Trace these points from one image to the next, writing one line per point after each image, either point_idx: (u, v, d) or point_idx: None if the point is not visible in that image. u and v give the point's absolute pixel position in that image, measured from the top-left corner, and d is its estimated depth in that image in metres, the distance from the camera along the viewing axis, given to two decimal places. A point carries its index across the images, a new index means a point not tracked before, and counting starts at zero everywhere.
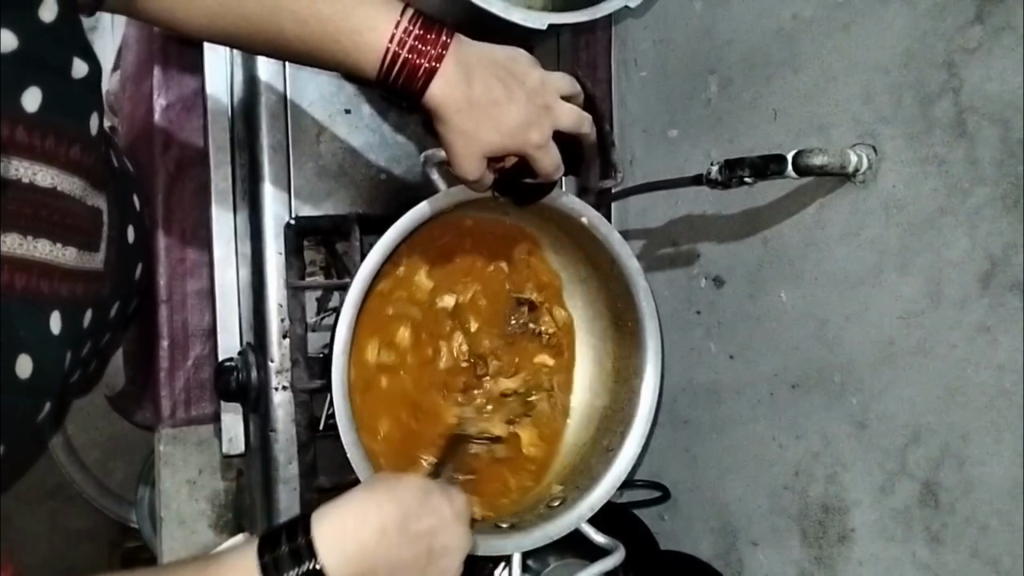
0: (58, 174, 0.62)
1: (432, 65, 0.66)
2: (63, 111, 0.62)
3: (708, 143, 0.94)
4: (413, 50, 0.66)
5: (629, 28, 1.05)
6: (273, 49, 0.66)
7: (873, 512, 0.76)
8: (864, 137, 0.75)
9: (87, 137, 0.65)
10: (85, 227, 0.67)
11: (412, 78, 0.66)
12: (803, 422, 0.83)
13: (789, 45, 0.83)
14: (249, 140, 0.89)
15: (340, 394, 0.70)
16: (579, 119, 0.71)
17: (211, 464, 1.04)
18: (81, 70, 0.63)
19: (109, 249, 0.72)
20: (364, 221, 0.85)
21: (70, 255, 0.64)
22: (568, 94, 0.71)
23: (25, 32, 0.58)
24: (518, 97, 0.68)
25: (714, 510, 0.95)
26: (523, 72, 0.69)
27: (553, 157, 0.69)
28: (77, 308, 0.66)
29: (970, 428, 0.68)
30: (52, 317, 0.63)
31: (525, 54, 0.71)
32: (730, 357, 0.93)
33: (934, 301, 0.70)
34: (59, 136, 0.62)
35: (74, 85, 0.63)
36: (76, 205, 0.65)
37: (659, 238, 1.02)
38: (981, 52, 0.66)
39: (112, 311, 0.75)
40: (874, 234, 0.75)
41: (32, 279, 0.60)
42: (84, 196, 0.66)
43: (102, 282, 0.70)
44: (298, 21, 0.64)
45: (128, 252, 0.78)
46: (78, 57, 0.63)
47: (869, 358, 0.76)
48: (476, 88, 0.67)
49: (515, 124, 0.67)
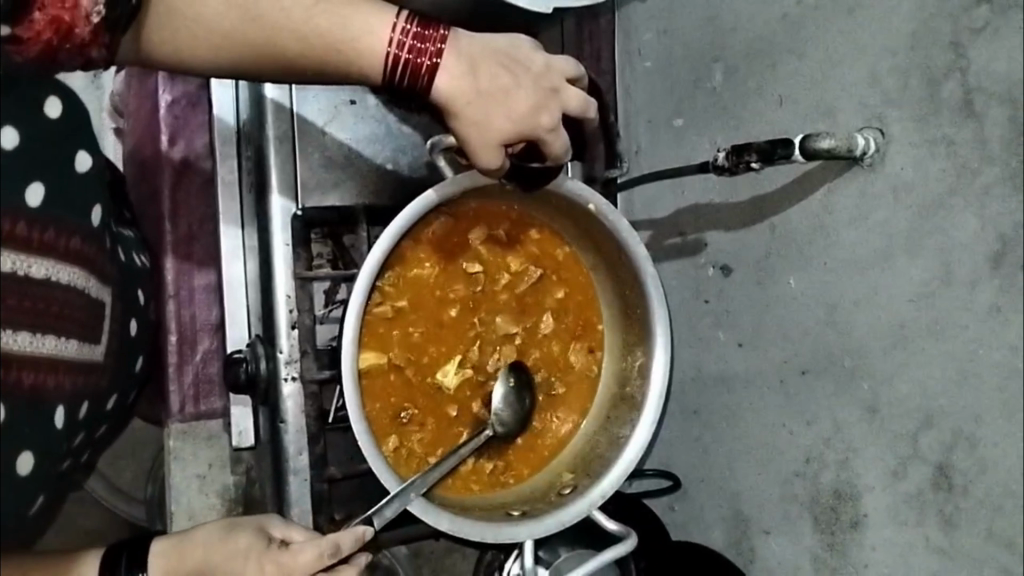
0: (62, 267, 0.63)
1: (433, 61, 0.65)
2: (66, 207, 0.63)
3: (714, 132, 0.94)
4: (413, 50, 0.65)
5: (633, 19, 1.04)
6: (274, 74, 0.67)
7: (886, 497, 0.76)
8: (871, 121, 0.75)
9: (87, 229, 0.66)
10: (84, 315, 0.67)
11: (415, 78, 0.66)
12: (813, 408, 0.83)
13: (794, 31, 0.82)
14: (255, 134, 0.89)
15: (349, 381, 0.70)
16: (586, 102, 0.70)
17: (221, 458, 1.02)
18: (82, 162, 0.66)
19: (111, 339, 0.73)
20: (370, 211, 0.86)
21: (70, 346, 0.65)
22: (573, 76, 0.71)
23: (23, 131, 0.60)
24: (524, 84, 0.67)
25: (725, 499, 0.95)
26: (527, 58, 0.68)
27: (563, 139, 0.69)
28: (76, 398, 0.68)
29: (983, 410, 0.67)
30: (56, 412, 0.65)
31: (526, 39, 0.70)
32: (739, 345, 0.92)
33: (945, 283, 0.69)
34: (60, 228, 0.63)
35: (77, 177, 0.65)
36: (77, 294, 0.65)
37: (666, 227, 1.02)
38: (988, 31, 0.66)
39: (108, 402, 0.76)
40: (883, 217, 0.75)
41: (38, 376, 0.62)
42: (88, 286, 0.67)
43: (101, 373, 0.71)
44: (297, 40, 0.63)
45: (130, 345, 0.79)
46: (81, 152, 0.66)
47: (879, 342, 0.75)
48: (481, 79, 0.66)
49: (524, 112, 0.67)
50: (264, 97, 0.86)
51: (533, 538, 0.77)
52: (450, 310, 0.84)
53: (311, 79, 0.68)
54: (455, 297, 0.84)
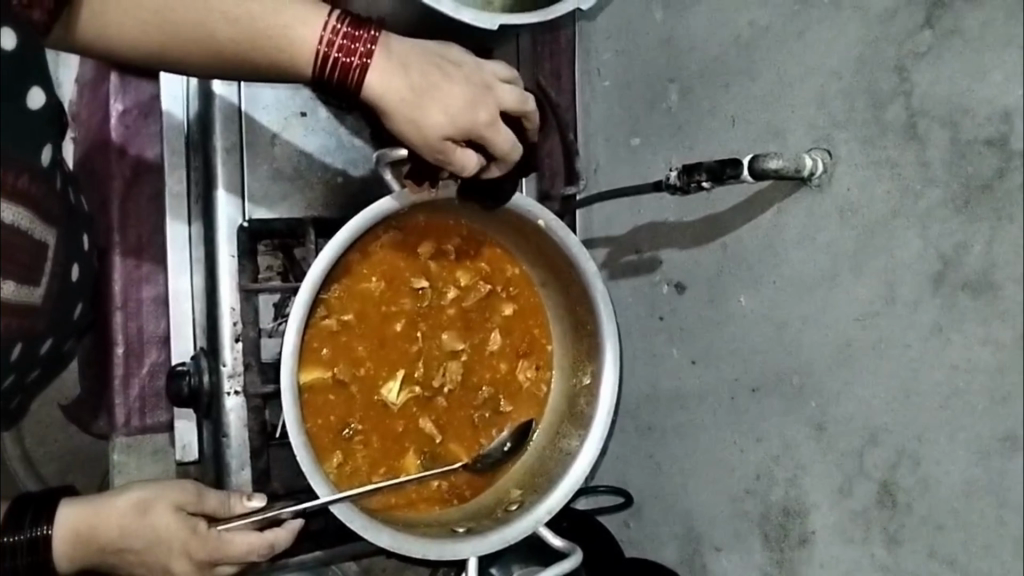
0: (6, 205, 0.58)
1: (364, 61, 0.66)
2: (12, 141, 0.59)
3: (669, 151, 0.95)
4: (343, 49, 0.66)
5: (592, 37, 1.05)
6: (212, 69, 0.67)
7: (833, 514, 0.76)
8: (819, 142, 0.76)
9: (36, 167, 0.62)
10: (28, 259, 0.62)
11: (346, 75, 0.67)
12: (763, 426, 0.83)
13: (747, 53, 0.83)
14: (203, 144, 0.89)
15: (290, 393, 0.70)
16: (522, 98, 0.72)
17: (167, 473, 1.01)
18: (36, 100, 0.61)
19: (51, 282, 0.67)
20: (319, 223, 0.86)
21: (8, 289, 0.60)
22: (507, 78, 0.72)
23: None
24: (457, 82, 0.68)
25: (678, 516, 0.95)
26: (458, 59, 0.70)
27: (506, 135, 0.70)
28: (9, 342, 0.62)
29: (925, 428, 0.68)
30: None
31: (457, 43, 0.72)
32: (692, 362, 0.93)
33: (888, 302, 0.70)
34: (4, 165, 0.58)
35: (28, 114, 0.60)
36: (20, 237, 0.61)
37: (623, 245, 1.03)
38: (930, 56, 0.67)
39: (45, 346, 0.67)
40: (830, 238, 0.75)
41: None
42: (33, 229, 0.62)
43: (38, 318, 0.65)
44: (229, 23, 0.64)
45: (71, 291, 0.71)
46: (35, 87, 0.60)
47: (826, 360, 0.76)
48: (413, 78, 0.67)
49: (460, 107, 0.68)
50: (212, 94, 0.86)
51: (477, 554, 0.77)
52: (397, 325, 0.84)
53: (250, 74, 0.68)
54: (402, 312, 0.84)
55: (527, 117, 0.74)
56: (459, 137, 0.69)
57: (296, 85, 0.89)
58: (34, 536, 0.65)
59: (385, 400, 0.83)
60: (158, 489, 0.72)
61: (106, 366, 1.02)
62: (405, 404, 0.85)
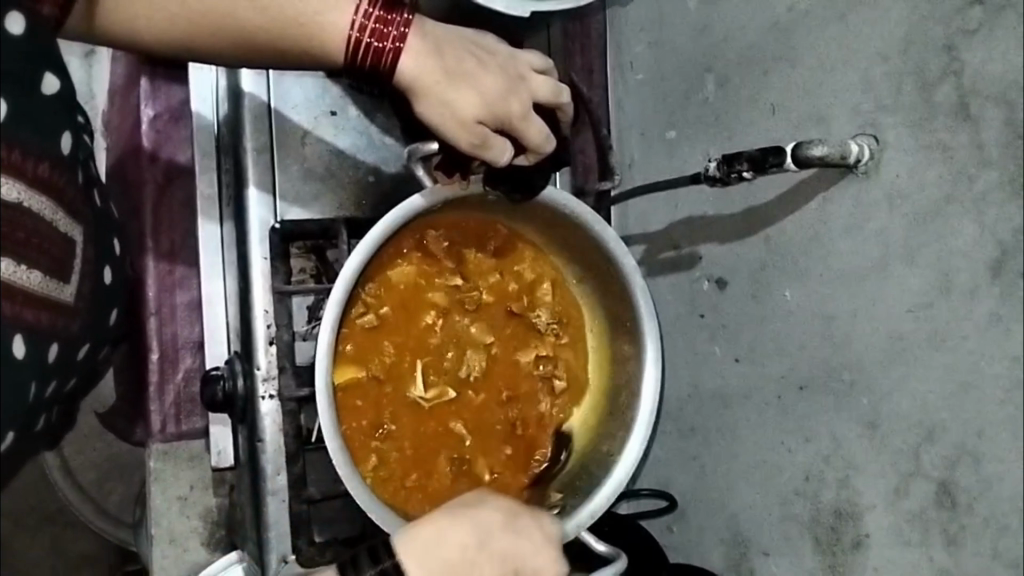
0: (31, 195, 0.58)
1: (397, 45, 0.65)
2: (31, 127, 0.57)
3: (707, 144, 0.92)
4: (376, 33, 0.64)
5: (623, 29, 1.03)
6: (243, 58, 0.66)
7: (888, 515, 0.73)
8: (865, 127, 0.73)
9: (58, 157, 0.60)
10: (58, 253, 0.61)
11: (379, 61, 0.65)
12: (811, 424, 0.80)
13: (786, 39, 0.81)
14: (233, 143, 0.88)
15: (323, 396, 0.70)
16: (556, 90, 0.70)
17: (203, 479, 1.01)
18: (50, 86, 0.59)
19: (82, 282, 0.66)
20: (352, 223, 0.85)
21: (35, 279, 0.59)
22: (540, 69, 0.71)
23: None
24: (492, 70, 0.67)
25: (724, 519, 0.92)
26: (492, 48, 0.68)
27: (539, 127, 0.68)
28: (42, 338, 0.60)
29: (986, 424, 0.64)
30: (12, 342, 0.57)
31: (490, 33, 0.70)
32: (735, 360, 0.90)
33: (943, 292, 0.67)
34: (26, 151, 0.57)
35: (45, 100, 0.59)
36: (46, 227, 0.59)
37: (661, 241, 1.00)
38: (982, 33, 0.63)
39: (80, 352, 0.67)
40: (880, 226, 0.72)
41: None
42: (59, 219, 0.61)
43: (71, 316, 0.64)
44: (260, 11, 0.62)
45: (105, 294, 0.70)
46: (50, 72, 0.59)
47: (878, 355, 0.73)
48: (447, 62, 0.66)
49: (494, 96, 0.66)
50: (241, 90, 0.86)
51: None
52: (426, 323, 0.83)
53: (279, 62, 0.67)
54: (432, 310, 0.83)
55: (560, 110, 0.73)
56: (491, 128, 0.67)
57: (326, 83, 0.88)
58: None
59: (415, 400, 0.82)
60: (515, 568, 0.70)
61: (143, 373, 1.02)
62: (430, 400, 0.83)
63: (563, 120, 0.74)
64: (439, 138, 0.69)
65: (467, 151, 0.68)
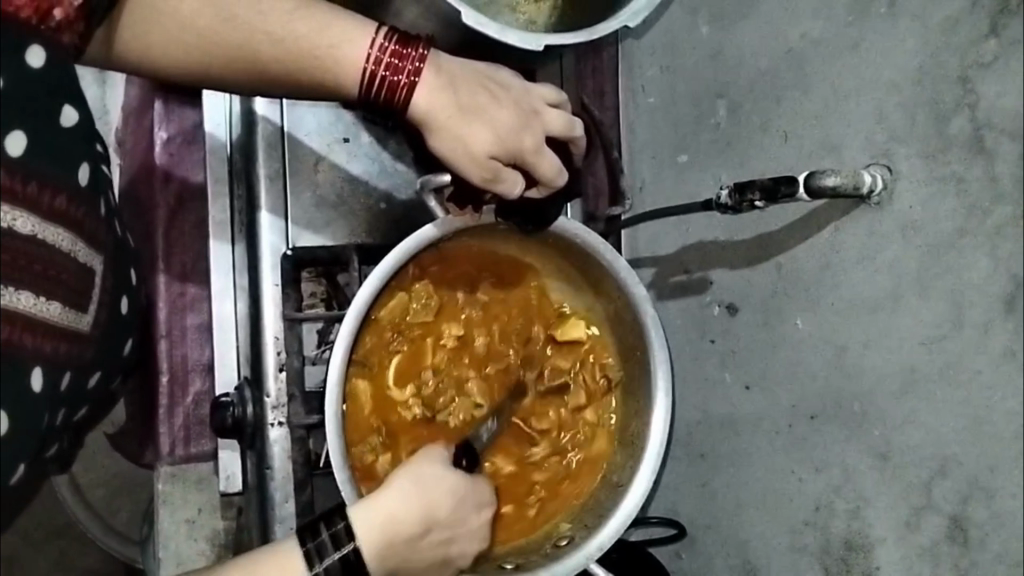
0: (48, 227, 0.58)
1: (411, 79, 0.65)
2: (49, 158, 0.58)
3: (718, 168, 0.92)
4: (390, 67, 0.64)
5: (636, 54, 1.03)
6: (260, 91, 0.67)
7: (899, 549, 0.72)
8: (878, 157, 0.73)
9: (76, 187, 0.60)
10: (75, 283, 0.61)
11: (393, 94, 0.65)
12: (821, 454, 0.80)
13: (798, 66, 0.81)
14: (246, 169, 0.89)
15: (333, 427, 0.70)
16: (569, 125, 0.70)
17: (211, 502, 1.02)
18: (67, 118, 0.59)
19: (99, 311, 0.66)
20: (363, 250, 0.85)
21: (54, 310, 0.59)
22: (554, 103, 0.71)
23: (13, 76, 0.55)
24: (505, 104, 0.67)
25: (733, 546, 0.91)
26: (507, 83, 0.69)
27: (552, 161, 0.68)
28: (59, 368, 0.61)
29: (998, 460, 0.64)
30: (30, 373, 0.58)
31: (505, 68, 0.71)
32: (745, 387, 0.89)
33: (957, 325, 0.66)
34: (43, 183, 0.57)
35: (63, 132, 0.59)
36: (64, 258, 0.60)
37: (671, 265, 1.00)
38: (997, 65, 0.63)
39: (92, 380, 0.67)
40: (892, 256, 0.72)
41: (10, 332, 0.56)
42: (77, 250, 0.61)
43: (87, 345, 0.64)
44: (276, 43, 0.63)
45: (120, 323, 0.70)
46: (68, 104, 0.59)
47: (890, 386, 0.72)
48: (461, 96, 0.66)
49: (507, 131, 0.66)
50: (255, 113, 0.87)
51: None
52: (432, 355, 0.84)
53: (294, 94, 0.67)
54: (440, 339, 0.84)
55: (574, 143, 0.73)
56: (504, 162, 0.68)
57: (339, 111, 0.89)
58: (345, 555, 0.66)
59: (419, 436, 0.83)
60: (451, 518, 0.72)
61: (153, 395, 1.02)
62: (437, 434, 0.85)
63: (577, 153, 0.74)
64: (451, 170, 0.69)
65: (478, 184, 0.68)
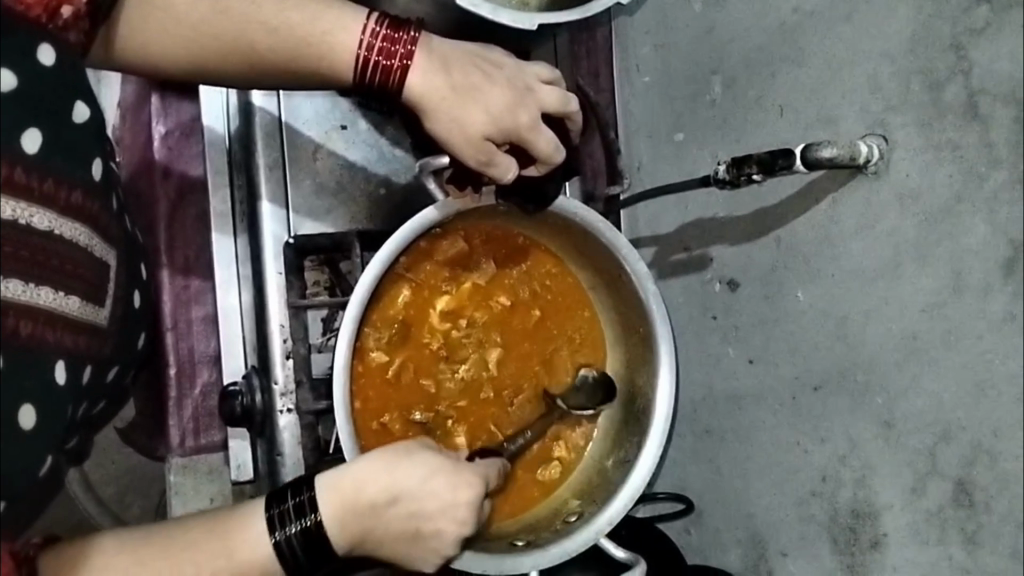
0: (66, 222, 0.58)
1: (404, 62, 0.65)
2: (63, 154, 0.58)
3: (715, 145, 0.92)
4: (383, 51, 0.65)
5: (629, 33, 1.03)
6: (260, 82, 0.67)
7: (905, 515, 0.73)
8: (874, 127, 0.73)
9: (89, 182, 0.61)
10: (92, 277, 0.62)
11: (387, 78, 0.66)
12: (826, 424, 0.80)
13: (792, 40, 0.81)
14: (246, 161, 0.90)
15: (342, 412, 0.71)
16: (564, 100, 0.70)
17: (223, 492, 1.02)
18: (80, 113, 0.60)
19: (115, 306, 0.67)
20: (365, 236, 0.85)
21: (72, 304, 0.60)
22: (549, 80, 0.71)
23: (26, 72, 0.55)
24: (499, 82, 0.67)
25: (741, 519, 0.92)
26: (499, 61, 0.69)
27: (548, 138, 0.69)
28: (79, 360, 0.62)
29: (1002, 423, 0.64)
30: (56, 366, 0.59)
31: (497, 48, 0.71)
32: (749, 362, 0.90)
33: (956, 292, 0.67)
34: (60, 179, 0.58)
35: (75, 129, 0.60)
36: (81, 253, 0.60)
37: (671, 244, 1.01)
38: (989, 31, 0.63)
39: (110, 375, 0.68)
40: (891, 226, 0.72)
41: (35, 328, 0.56)
42: (92, 244, 0.61)
43: (104, 339, 0.65)
44: (268, 33, 0.63)
45: (132, 316, 0.71)
46: (79, 100, 0.60)
47: (893, 354, 0.73)
48: (454, 76, 0.66)
49: (502, 109, 0.67)
50: (252, 107, 0.87)
51: (538, 568, 0.77)
52: (432, 338, 0.84)
53: (293, 83, 0.68)
54: (439, 323, 0.85)
55: (570, 119, 0.73)
56: (500, 141, 0.68)
57: (335, 99, 0.89)
58: (304, 528, 0.65)
59: (424, 418, 0.83)
60: (424, 472, 0.67)
61: (161, 389, 1.03)
62: (442, 416, 0.85)
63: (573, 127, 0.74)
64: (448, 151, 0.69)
65: (474, 167, 0.68)
